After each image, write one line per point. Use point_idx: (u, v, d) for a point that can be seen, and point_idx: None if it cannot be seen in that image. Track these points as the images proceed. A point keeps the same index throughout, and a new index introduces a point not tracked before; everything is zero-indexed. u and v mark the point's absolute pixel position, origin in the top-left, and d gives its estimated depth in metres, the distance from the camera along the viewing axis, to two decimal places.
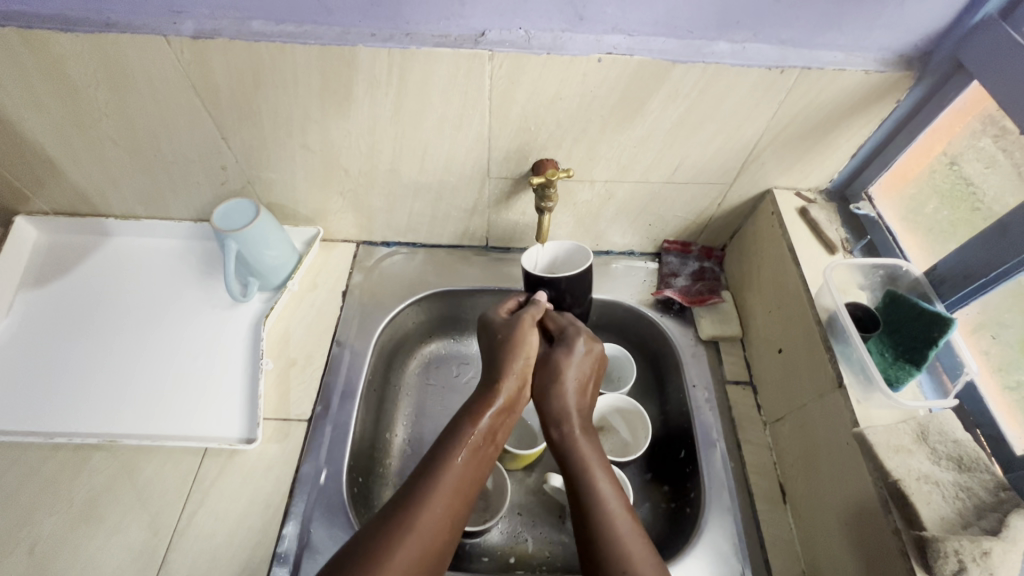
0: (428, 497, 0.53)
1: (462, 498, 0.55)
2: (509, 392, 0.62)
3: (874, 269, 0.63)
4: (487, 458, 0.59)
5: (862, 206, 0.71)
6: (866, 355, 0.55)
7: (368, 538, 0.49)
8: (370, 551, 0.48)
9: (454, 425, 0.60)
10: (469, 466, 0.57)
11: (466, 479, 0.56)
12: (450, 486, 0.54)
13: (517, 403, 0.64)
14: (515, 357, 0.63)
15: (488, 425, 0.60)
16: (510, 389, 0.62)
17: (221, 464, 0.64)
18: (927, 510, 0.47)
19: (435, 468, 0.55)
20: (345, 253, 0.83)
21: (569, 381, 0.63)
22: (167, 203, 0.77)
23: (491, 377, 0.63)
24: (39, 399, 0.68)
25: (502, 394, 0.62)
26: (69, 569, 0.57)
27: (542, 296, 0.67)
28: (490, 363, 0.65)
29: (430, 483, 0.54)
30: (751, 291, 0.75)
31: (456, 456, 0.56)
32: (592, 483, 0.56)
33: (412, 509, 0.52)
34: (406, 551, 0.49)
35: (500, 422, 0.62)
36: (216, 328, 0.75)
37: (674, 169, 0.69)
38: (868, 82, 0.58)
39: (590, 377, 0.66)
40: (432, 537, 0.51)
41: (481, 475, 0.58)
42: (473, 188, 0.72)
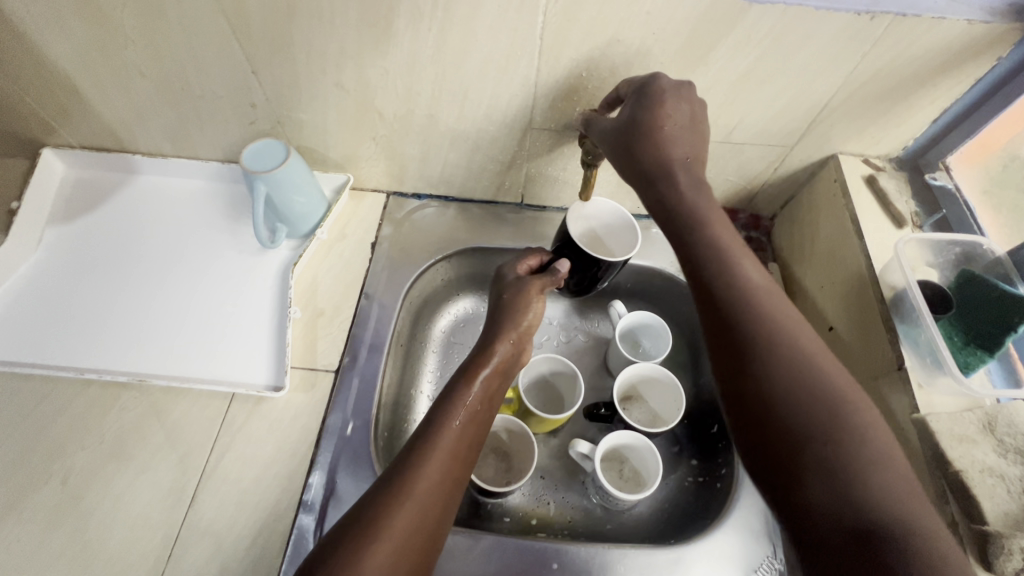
0: (426, 457, 0.51)
1: (461, 460, 0.53)
2: (503, 352, 0.62)
3: (949, 246, 0.58)
4: (485, 420, 0.58)
5: (937, 177, 0.65)
6: (938, 337, 0.50)
7: (367, 503, 0.47)
8: (370, 516, 0.46)
9: (451, 387, 0.58)
10: (467, 427, 0.55)
11: (465, 440, 0.54)
12: (448, 446, 0.52)
13: (513, 364, 0.63)
14: (514, 320, 0.63)
15: (483, 387, 0.59)
16: (504, 351, 0.62)
17: (248, 410, 0.63)
18: (990, 504, 0.44)
19: (432, 429, 0.53)
20: (375, 204, 0.80)
21: (671, 134, 0.51)
22: (194, 141, 0.75)
23: (487, 337, 0.63)
24: (69, 334, 0.67)
25: (496, 355, 0.61)
26: (102, 502, 0.57)
27: (564, 265, 0.65)
28: (488, 324, 0.65)
29: (428, 444, 0.52)
30: (803, 265, 0.71)
31: (453, 417, 0.55)
32: (734, 272, 0.49)
33: (410, 471, 0.49)
34: (407, 514, 0.47)
35: (496, 386, 0.61)
36: (243, 273, 0.73)
37: (732, 128, 0.64)
38: (969, 34, 0.51)
39: (695, 120, 0.52)
40: (434, 498, 0.49)
41: (480, 438, 0.56)
42: (513, 139, 0.68)
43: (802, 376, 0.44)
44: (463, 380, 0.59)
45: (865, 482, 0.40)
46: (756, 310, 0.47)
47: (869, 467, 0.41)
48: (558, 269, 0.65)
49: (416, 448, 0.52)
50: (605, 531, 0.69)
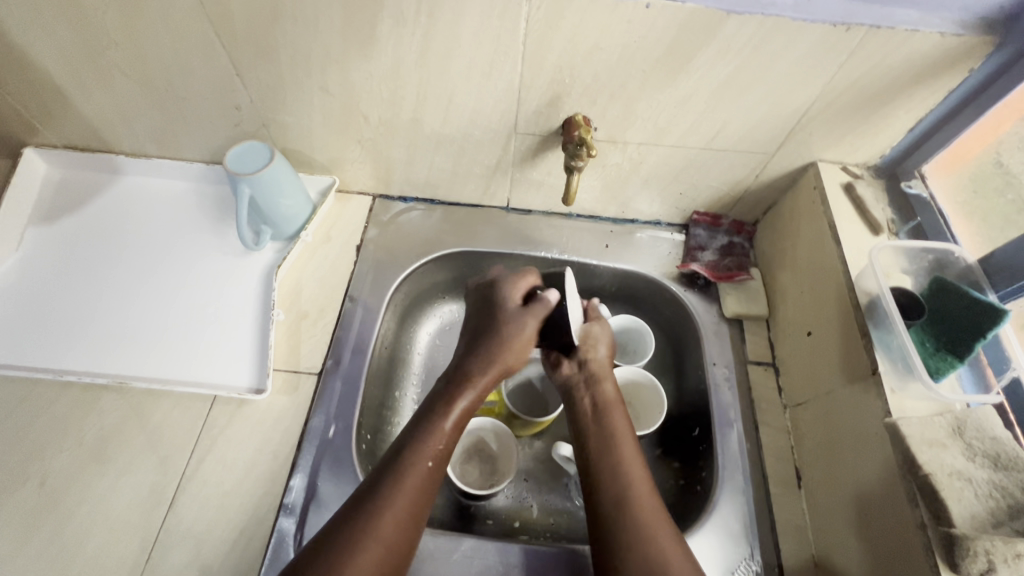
0: (394, 496, 0.51)
1: (428, 497, 0.53)
2: (490, 377, 0.62)
3: (922, 254, 0.59)
4: (458, 450, 0.58)
5: (913, 184, 0.66)
6: (910, 343, 0.52)
7: (332, 541, 0.48)
8: (334, 556, 0.47)
9: (427, 417, 0.58)
10: (439, 462, 0.55)
11: (435, 474, 0.54)
12: (417, 483, 0.52)
13: (495, 390, 0.63)
14: (499, 349, 0.62)
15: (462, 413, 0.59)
16: (487, 378, 0.62)
17: (230, 413, 0.63)
18: (958, 507, 0.45)
19: (403, 466, 0.53)
20: (361, 206, 0.80)
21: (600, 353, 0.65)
22: (179, 142, 0.74)
23: (472, 364, 0.62)
24: (49, 335, 0.67)
25: (478, 382, 0.61)
26: (80, 505, 0.57)
27: (553, 295, 0.64)
28: (472, 349, 0.64)
29: (397, 482, 0.52)
30: (783, 270, 0.72)
31: (427, 453, 0.54)
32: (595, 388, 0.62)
33: (377, 509, 0.50)
34: (370, 556, 0.47)
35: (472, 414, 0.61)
36: (227, 275, 0.73)
37: (714, 135, 0.65)
38: (942, 46, 0.52)
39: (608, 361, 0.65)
40: (398, 539, 0.50)
41: (450, 471, 0.57)
42: (498, 143, 0.69)
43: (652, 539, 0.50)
44: (441, 410, 0.58)
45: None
46: (626, 495, 0.53)
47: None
48: (547, 295, 0.64)
49: (386, 484, 0.51)
50: (587, 533, 0.69)
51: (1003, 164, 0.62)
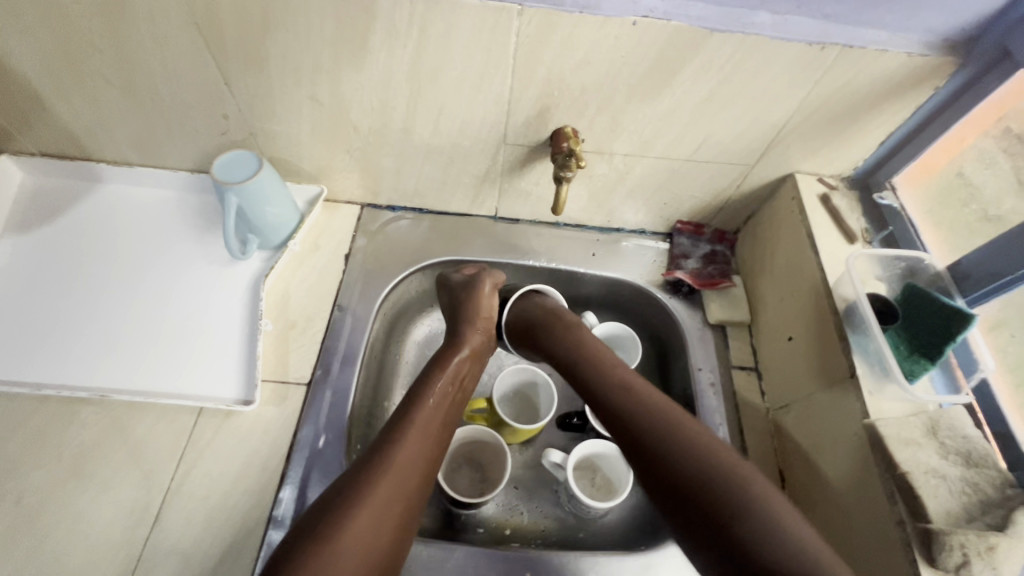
0: (405, 433, 0.54)
1: (434, 437, 0.57)
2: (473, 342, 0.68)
3: (895, 261, 0.62)
4: (456, 403, 0.62)
5: (885, 196, 0.69)
6: (886, 346, 0.54)
7: (350, 475, 0.50)
8: (354, 487, 0.49)
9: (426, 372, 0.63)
10: (440, 405, 0.59)
11: (439, 417, 0.58)
12: (423, 424, 0.56)
13: (484, 351, 0.69)
14: (476, 319, 0.69)
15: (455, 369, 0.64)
16: (473, 339, 0.68)
17: (217, 424, 0.62)
18: (934, 503, 0.47)
19: (408, 411, 0.57)
20: (349, 215, 0.80)
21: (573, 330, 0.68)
22: (162, 151, 0.73)
23: (457, 329, 0.69)
24: (26, 348, 0.65)
25: (467, 343, 0.67)
26: (60, 523, 0.55)
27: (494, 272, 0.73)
28: (455, 320, 0.70)
29: (405, 423, 0.55)
30: (764, 277, 0.74)
31: (427, 398, 0.59)
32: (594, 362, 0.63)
33: (391, 445, 0.53)
34: (388, 485, 0.50)
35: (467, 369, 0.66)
36: (212, 284, 0.72)
37: (697, 147, 0.67)
38: (909, 66, 0.55)
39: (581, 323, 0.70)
40: (410, 470, 0.52)
41: (452, 416, 0.61)
42: (487, 153, 0.69)
43: (732, 471, 0.48)
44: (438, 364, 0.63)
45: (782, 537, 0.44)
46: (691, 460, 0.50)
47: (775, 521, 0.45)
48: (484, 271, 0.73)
49: (394, 426, 0.55)
50: (578, 539, 0.69)
51: (965, 175, 0.65)
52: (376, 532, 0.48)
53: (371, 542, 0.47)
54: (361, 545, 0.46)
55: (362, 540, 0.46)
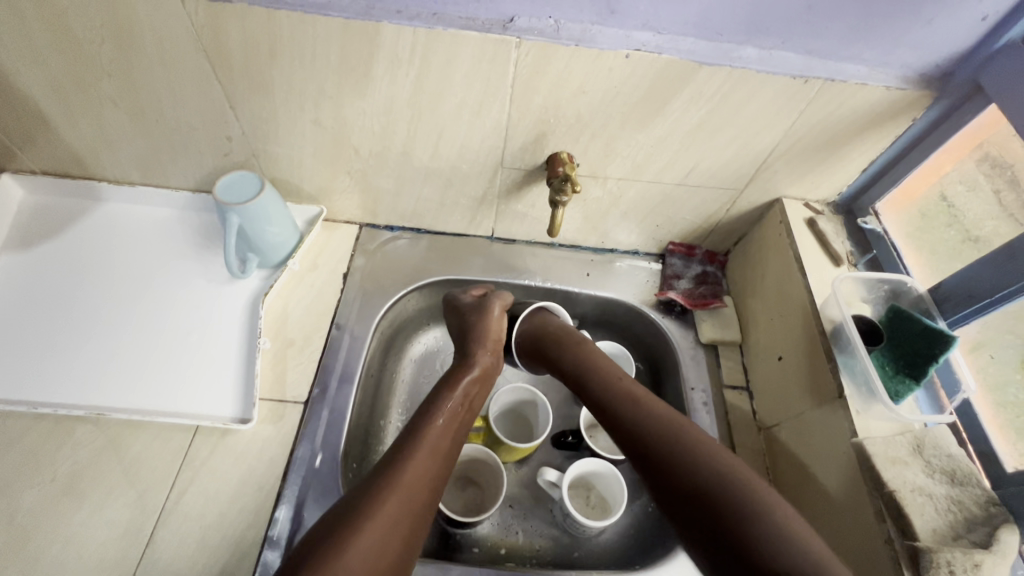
0: (413, 454, 0.55)
1: (441, 459, 0.57)
2: (484, 363, 0.69)
3: (880, 284, 0.64)
4: (464, 423, 0.63)
5: (869, 221, 0.72)
6: (872, 367, 0.56)
7: (357, 495, 0.50)
8: (360, 507, 0.49)
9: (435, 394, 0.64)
10: (449, 426, 0.60)
11: (447, 437, 0.59)
12: (431, 445, 0.57)
13: (492, 372, 0.70)
14: (485, 340, 0.70)
15: (465, 391, 0.65)
16: (484, 360, 0.69)
17: (214, 443, 0.62)
18: (920, 522, 0.48)
19: (419, 427, 0.58)
20: (348, 235, 0.81)
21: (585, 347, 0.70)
22: (164, 171, 0.75)
23: (468, 347, 0.70)
24: (23, 365, 0.65)
25: (477, 363, 0.68)
26: (51, 544, 0.55)
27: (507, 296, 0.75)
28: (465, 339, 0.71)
29: (414, 443, 0.56)
30: (754, 298, 0.76)
31: (436, 418, 0.60)
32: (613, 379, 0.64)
33: (399, 465, 0.53)
34: (394, 506, 0.50)
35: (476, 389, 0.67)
36: (211, 303, 0.72)
37: (687, 172, 0.69)
38: (888, 98, 0.58)
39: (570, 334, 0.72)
40: (419, 487, 0.53)
41: (460, 438, 0.62)
42: (484, 176, 0.71)
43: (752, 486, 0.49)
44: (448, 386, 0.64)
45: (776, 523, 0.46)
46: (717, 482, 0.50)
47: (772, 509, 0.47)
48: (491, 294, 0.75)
49: (403, 446, 0.56)
50: (573, 559, 0.70)
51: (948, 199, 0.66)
52: (381, 550, 0.48)
53: (375, 562, 0.47)
54: (364, 565, 0.46)
55: (368, 555, 0.47)
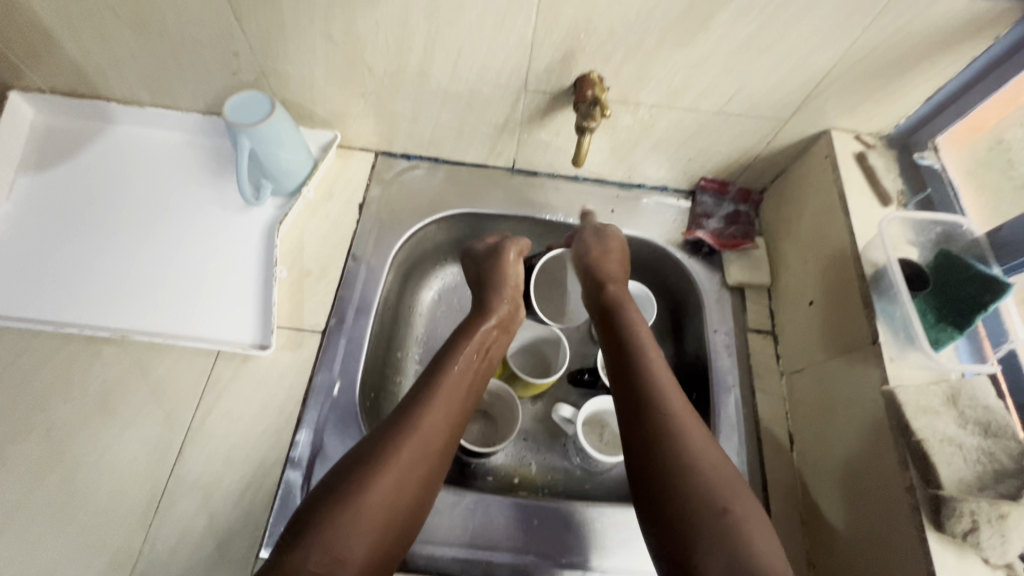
0: (430, 401, 0.54)
1: (458, 408, 0.56)
2: (501, 311, 0.66)
3: (932, 225, 0.59)
4: (482, 372, 0.62)
5: (926, 156, 0.66)
6: (913, 314, 0.52)
7: (373, 442, 0.51)
8: (378, 451, 0.50)
9: (454, 342, 0.62)
10: (467, 372, 0.59)
11: (463, 385, 0.58)
12: (448, 392, 0.56)
13: (511, 322, 0.68)
14: (503, 287, 0.68)
15: (482, 338, 0.63)
16: (503, 308, 0.67)
17: (235, 367, 0.63)
18: (946, 471, 0.47)
19: (434, 376, 0.57)
20: (363, 163, 0.78)
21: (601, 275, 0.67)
22: (172, 91, 0.71)
23: (486, 295, 0.68)
24: (48, 287, 0.66)
25: (495, 312, 0.66)
26: (88, 455, 0.58)
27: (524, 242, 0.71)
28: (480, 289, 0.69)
29: (430, 390, 0.55)
30: (788, 239, 0.72)
31: (452, 366, 0.58)
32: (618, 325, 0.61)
33: (415, 412, 0.53)
34: (410, 451, 0.50)
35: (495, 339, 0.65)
36: (227, 230, 0.71)
37: (728, 98, 0.63)
38: (970, 12, 0.51)
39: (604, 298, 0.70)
40: (433, 436, 0.53)
41: (478, 386, 0.61)
42: (507, 100, 0.66)
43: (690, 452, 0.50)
44: (466, 335, 0.62)
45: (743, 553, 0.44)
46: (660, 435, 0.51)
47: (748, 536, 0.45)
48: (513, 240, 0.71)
49: (419, 394, 0.56)
50: (585, 491, 0.71)
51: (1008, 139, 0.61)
52: (394, 499, 0.48)
53: (392, 505, 0.48)
54: (379, 512, 0.47)
55: (382, 504, 0.48)
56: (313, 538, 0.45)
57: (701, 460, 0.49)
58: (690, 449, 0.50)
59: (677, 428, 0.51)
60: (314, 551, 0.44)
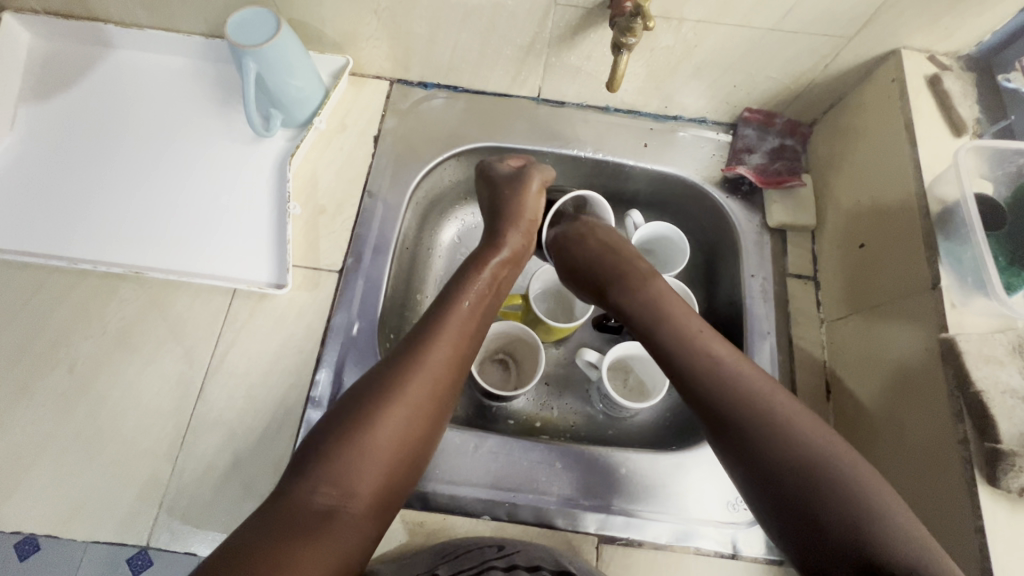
0: (435, 336, 0.52)
1: (467, 343, 0.54)
2: (514, 244, 0.63)
3: (1014, 156, 0.52)
4: (492, 306, 0.59)
5: (1011, 78, 0.57)
6: (988, 254, 0.48)
7: (382, 374, 0.49)
8: (386, 385, 0.48)
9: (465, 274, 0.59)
10: (476, 310, 0.56)
11: (474, 321, 0.55)
12: (457, 327, 0.53)
13: (524, 256, 0.64)
14: (519, 219, 0.64)
15: (493, 272, 0.60)
16: (514, 242, 0.63)
17: (252, 306, 0.62)
18: (1007, 425, 0.43)
19: (443, 309, 0.55)
20: (377, 91, 0.73)
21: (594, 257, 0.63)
22: (170, 11, 0.66)
23: (496, 227, 0.64)
24: (59, 221, 0.64)
25: (507, 245, 0.62)
26: (112, 390, 0.58)
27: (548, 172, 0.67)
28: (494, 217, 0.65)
29: (437, 325, 0.53)
30: (839, 176, 0.66)
31: (462, 300, 0.56)
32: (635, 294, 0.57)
33: (421, 348, 0.51)
34: (418, 388, 0.49)
35: (506, 274, 0.62)
36: (237, 163, 0.68)
37: (787, 11, 0.56)
38: None
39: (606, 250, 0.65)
40: (442, 371, 0.51)
41: (488, 320, 0.58)
42: (534, 17, 0.60)
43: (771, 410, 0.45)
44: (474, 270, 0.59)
45: (850, 500, 0.40)
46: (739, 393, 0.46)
47: (835, 461, 0.42)
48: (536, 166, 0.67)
49: (428, 326, 0.53)
50: (608, 436, 0.70)
51: None
52: (404, 433, 0.47)
53: (400, 440, 0.47)
54: (387, 446, 0.46)
55: (392, 437, 0.46)
56: (320, 470, 0.44)
57: (783, 417, 0.44)
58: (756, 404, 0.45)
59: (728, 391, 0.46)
60: (323, 483, 0.44)
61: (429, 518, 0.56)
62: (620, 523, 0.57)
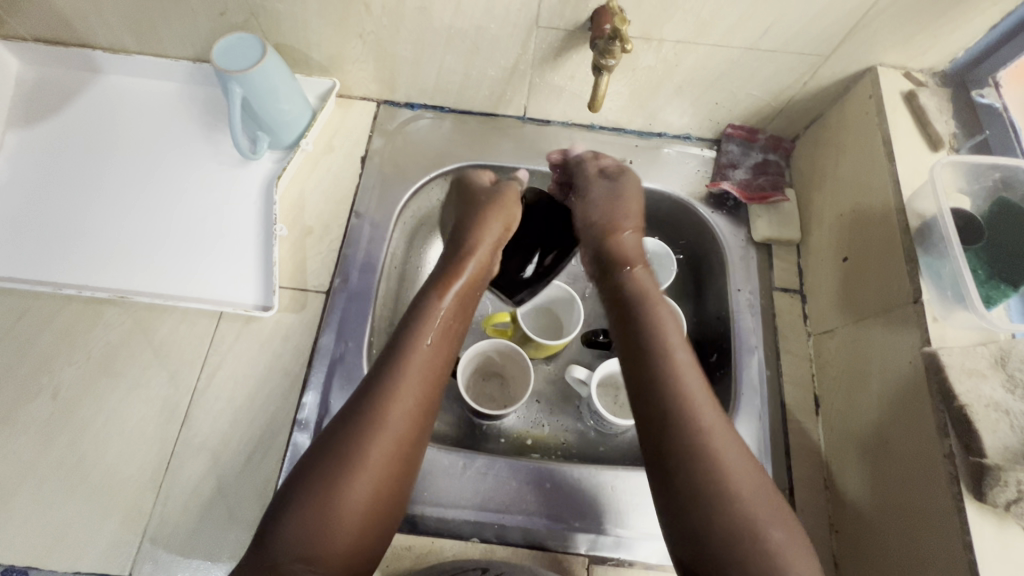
0: (399, 384, 0.50)
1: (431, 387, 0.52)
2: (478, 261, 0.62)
3: (989, 170, 0.53)
4: (454, 335, 0.57)
5: (986, 93, 0.60)
6: (965, 268, 0.48)
7: (340, 428, 0.48)
8: (340, 445, 0.47)
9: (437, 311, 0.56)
10: (440, 347, 0.54)
11: (435, 361, 0.53)
12: (418, 370, 0.51)
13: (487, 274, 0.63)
14: (480, 237, 0.63)
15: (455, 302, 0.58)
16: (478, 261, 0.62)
17: (239, 328, 0.62)
18: (991, 439, 0.43)
19: (401, 349, 0.52)
20: (364, 113, 0.74)
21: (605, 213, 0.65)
22: (158, 37, 0.67)
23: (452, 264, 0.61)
24: (43, 247, 0.64)
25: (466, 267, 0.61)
26: (96, 416, 0.57)
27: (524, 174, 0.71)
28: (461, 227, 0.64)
29: (395, 370, 0.51)
30: (822, 191, 0.66)
31: (424, 339, 0.54)
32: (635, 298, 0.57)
33: (377, 401, 0.49)
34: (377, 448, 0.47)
35: (471, 294, 0.61)
36: (223, 187, 0.68)
37: (764, 31, 0.57)
38: None
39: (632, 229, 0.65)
40: (399, 429, 0.49)
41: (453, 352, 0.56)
42: (517, 39, 0.61)
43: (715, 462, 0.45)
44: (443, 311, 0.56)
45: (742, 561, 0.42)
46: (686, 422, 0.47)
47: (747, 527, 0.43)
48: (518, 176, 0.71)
49: (380, 369, 0.51)
50: (599, 453, 0.70)
51: None
52: (366, 496, 0.46)
53: (372, 501, 0.46)
54: (347, 512, 0.45)
55: (356, 504, 0.45)
56: (286, 541, 0.44)
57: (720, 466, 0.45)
58: (729, 479, 0.44)
59: (703, 433, 0.46)
60: (291, 546, 0.43)
61: (417, 541, 0.55)
62: (610, 543, 0.56)
